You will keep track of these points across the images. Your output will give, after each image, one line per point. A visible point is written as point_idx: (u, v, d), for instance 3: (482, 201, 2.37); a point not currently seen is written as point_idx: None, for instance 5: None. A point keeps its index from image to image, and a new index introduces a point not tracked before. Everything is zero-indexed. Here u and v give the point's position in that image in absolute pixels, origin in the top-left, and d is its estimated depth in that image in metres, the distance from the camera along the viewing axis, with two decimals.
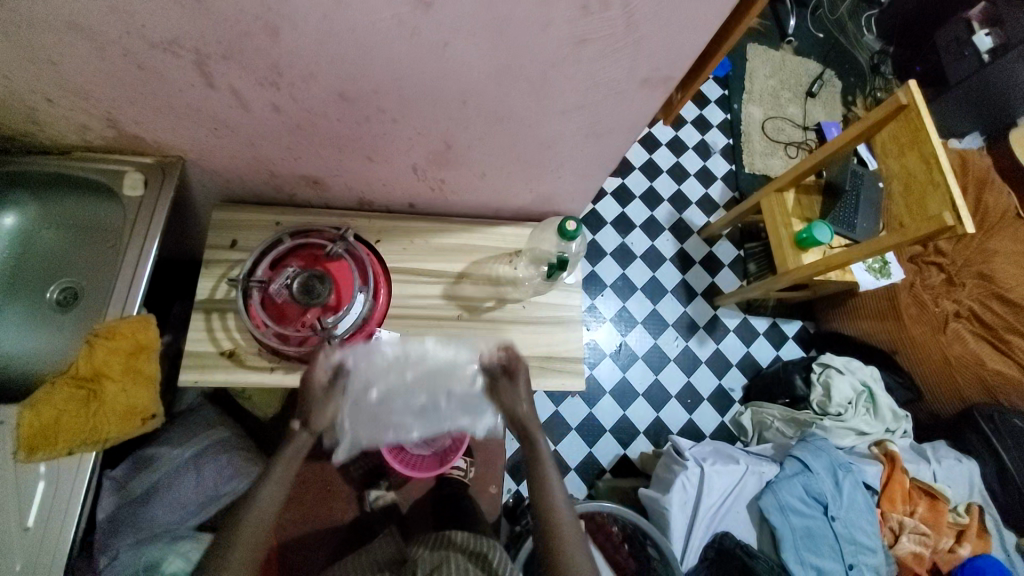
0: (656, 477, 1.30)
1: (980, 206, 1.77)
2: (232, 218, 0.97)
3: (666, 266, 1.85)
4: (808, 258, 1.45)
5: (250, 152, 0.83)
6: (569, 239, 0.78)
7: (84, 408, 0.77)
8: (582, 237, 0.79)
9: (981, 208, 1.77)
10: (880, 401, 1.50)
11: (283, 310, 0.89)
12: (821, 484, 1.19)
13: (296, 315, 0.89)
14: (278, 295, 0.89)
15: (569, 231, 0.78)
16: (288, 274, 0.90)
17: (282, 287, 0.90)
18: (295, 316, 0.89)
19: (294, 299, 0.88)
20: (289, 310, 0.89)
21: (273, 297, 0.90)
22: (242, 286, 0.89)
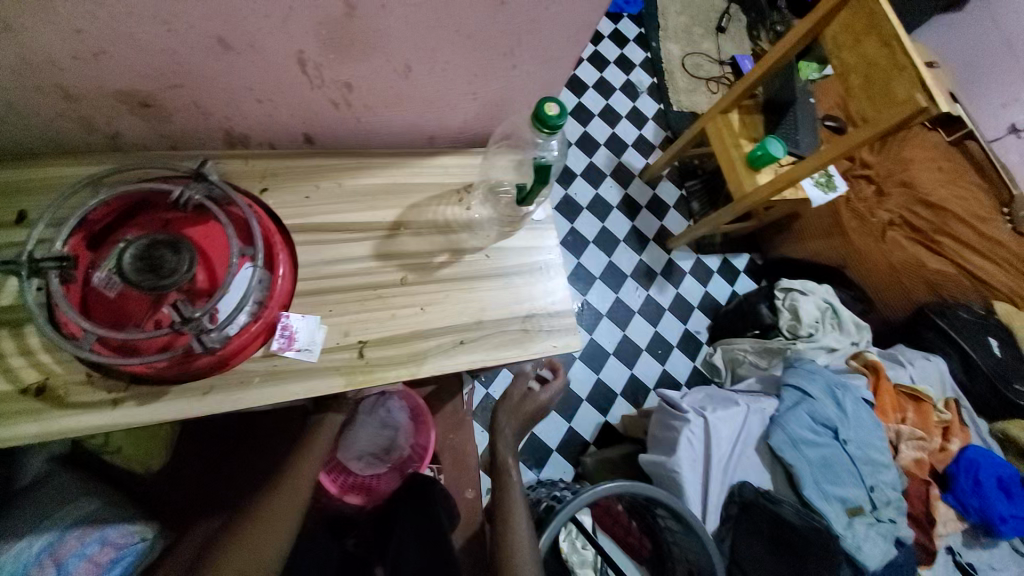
0: (652, 438, 1.13)
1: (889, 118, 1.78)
2: (17, 179, 0.61)
3: (614, 214, 1.71)
4: (762, 178, 1.37)
5: (6, 45, 0.49)
6: (549, 129, 0.55)
7: None
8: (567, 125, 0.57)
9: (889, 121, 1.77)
10: (844, 315, 1.48)
11: (119, 306, 0.56)
12: (825, 409, 1.11)
13: (142, 310, 0.56)
14: (105, 285, 0.56)
15: (550, 118, 0.55)
16: (118, 248, 0.57)
17: (111, 274, 0.56)
18: (141, 312, 0.56)
19: (133, 287, 0.56)
20: (129, 304, 0.56)
21: (98, 289, 0.56)
22: (28, 273, 0.54)
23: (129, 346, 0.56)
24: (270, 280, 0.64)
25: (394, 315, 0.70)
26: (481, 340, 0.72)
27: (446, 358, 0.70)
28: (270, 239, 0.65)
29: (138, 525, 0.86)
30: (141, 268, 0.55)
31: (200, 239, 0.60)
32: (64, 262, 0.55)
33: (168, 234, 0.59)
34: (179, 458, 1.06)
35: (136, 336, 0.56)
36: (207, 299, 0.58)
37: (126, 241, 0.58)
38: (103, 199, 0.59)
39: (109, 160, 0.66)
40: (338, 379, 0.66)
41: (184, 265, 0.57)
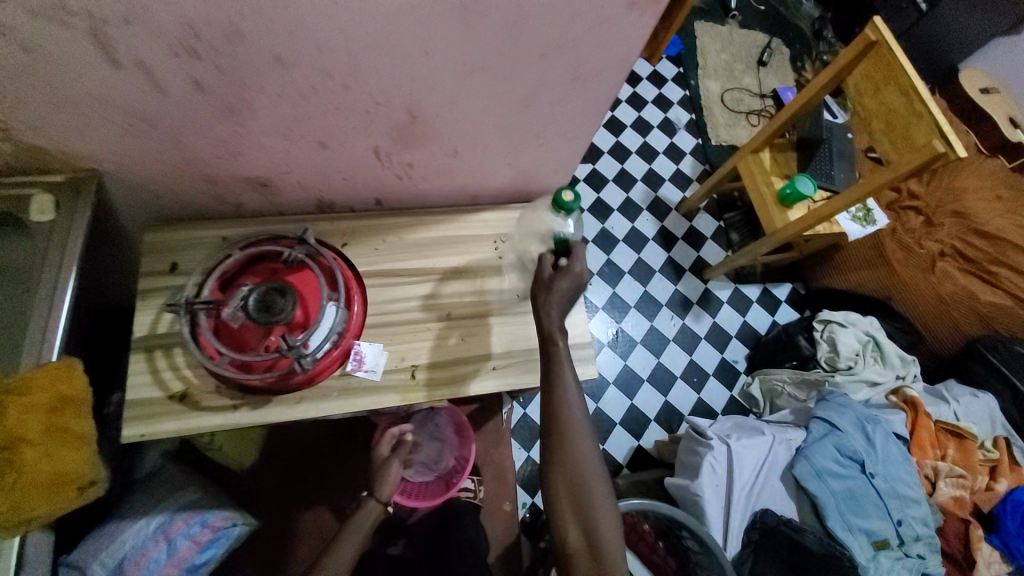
0: (679, 463, 1.20)
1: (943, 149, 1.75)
2: (170, 238, 0.83)
3: (650, 246, 1.80)
4: (794, 214, 1.41)
5: (178, 152, 0.71)
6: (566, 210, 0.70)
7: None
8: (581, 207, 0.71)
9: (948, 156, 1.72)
10: (886, 349, 1.47)
11: (242, 334, 0.76)
12: (852, 441, 1.14)
13: (258, 338, 0.76)
14: (233, 319, 0.76)
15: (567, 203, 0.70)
16: (242, 292, 0.77)
17: (237, 310, 0.76)
18: (256, 339, 0.75)
19: (252, 320, 0.75)
20: (249, 333, 0.76)
21: (227, 322, 0.76)
22: (187, 312, 0.75)
23: (246, 365, 0.75)
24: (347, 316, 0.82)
25: (443, 346, 0.85)
26: (514, 367, 0.86)
27: (484, 382, 0.85)
28: (348, 284, 0.84)
29: (230, 511, 1.07)
30: (258, 306, 0.74)
31: (299, 286, 0.79)
32: (209, 304, 0.76)
33: (277, 281, 0.78)
34: (266, 457, 1.27)
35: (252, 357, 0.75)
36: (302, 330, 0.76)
37: (248, 287, 0.78)
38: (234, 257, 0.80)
39: (232, 224, 0.86)
40: (397, 396, 0.82)
41: (288, 305, 0.76)
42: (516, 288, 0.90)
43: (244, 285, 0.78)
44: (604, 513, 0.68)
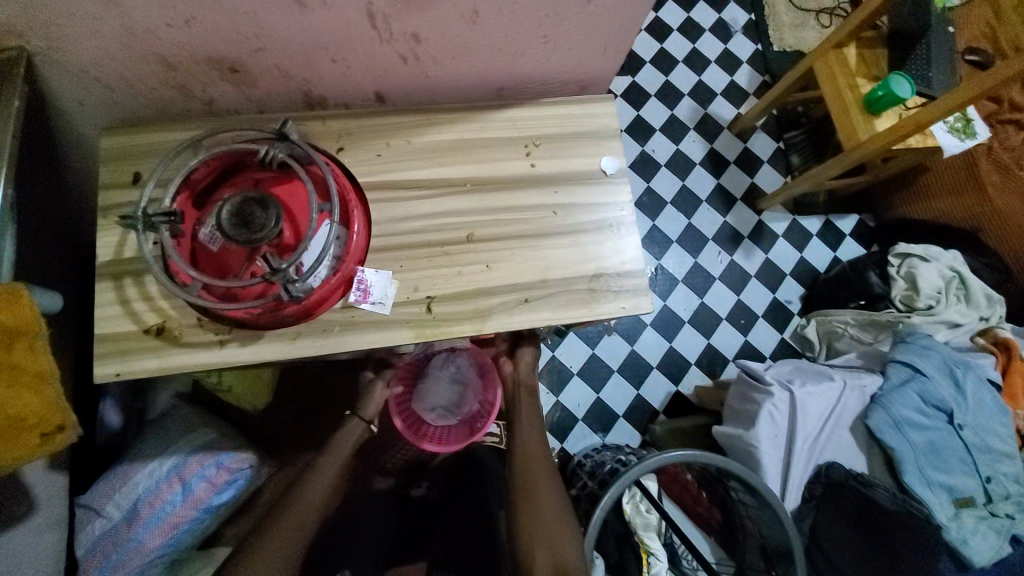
0: (729, 411, 1.07)
1: None
2: (134, 144, 0.69)
3: (695, 172, 1.58)
4: (881, 124, 1.19)
5: (116, 21, 0.54)
6: None
7: None
8: None
9: None
10: (974, 287, 1.27)
11: (222, 258, 0.63)
12: (939, 389, 0.98)
13: (242, 262, 0.63)
14: (210, 240, 0.63)
15: None
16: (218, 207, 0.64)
17: (214, 230, 0.63)
18: (240, 264, 0.63)
19: (230, 240, 0.61)
20: (231, 257, 0.63)
21: (204, 243, 0.64)
22: (144, 224, 0.61)
23: (232, 295, 0.63)
24: (346, 237, 0.67)
25: (460, 275, 0.70)
26: (549, 299, 0.71)
27: (511, 316, 0.70)
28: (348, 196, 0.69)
29: (247, 453, 0.99)
30: (235, 222, 0.60)
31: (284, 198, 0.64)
32: (172, 216, 0.62)
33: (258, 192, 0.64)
34: (277, 397, 1.20)
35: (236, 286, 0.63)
36: (292, 252, 0.63)
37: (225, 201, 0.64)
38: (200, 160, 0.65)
39: (197, 126, 0.71)
40: (409, 331, 0.68)
41: (269, 219, 0.61)
42: (551, 204, 0.74)
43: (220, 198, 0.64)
44: None
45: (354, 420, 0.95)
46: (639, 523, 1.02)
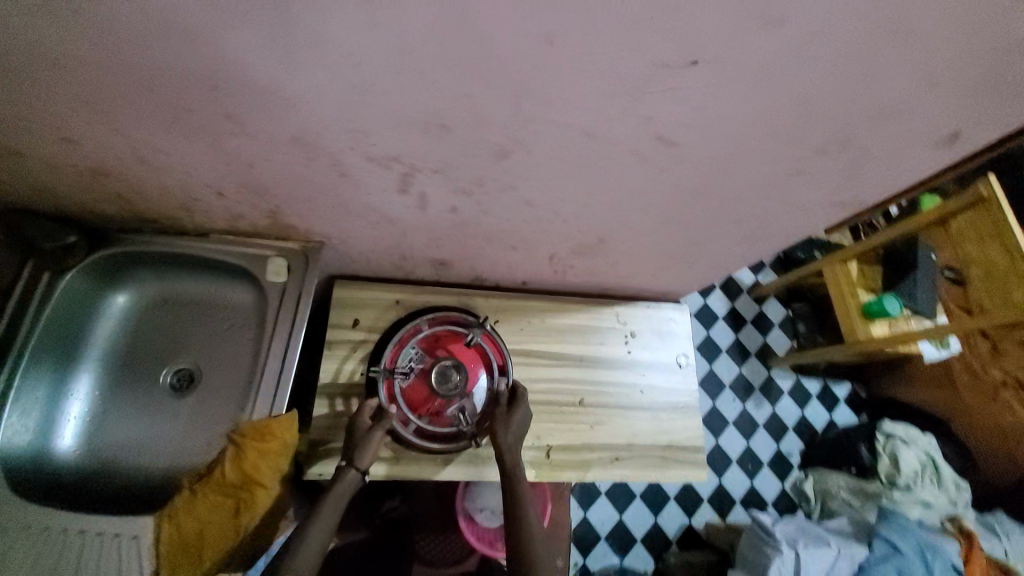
0: (743, 557, 1.28)
1: None
2: (350, 294, 0.95)
3: (719, 325, 1.87)
4: (878, 330, 1.49)
5: (396, 240, 0.83)
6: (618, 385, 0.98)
7: (231, 517, 0.70)
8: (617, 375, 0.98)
9: None
10: (944, 473, 1.52)
11: (409, 394, 0.88)
12: (912, 568, 1.21)
13: (423, 398, 0.87)
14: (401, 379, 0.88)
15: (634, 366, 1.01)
16: (411, 354, 0.90)
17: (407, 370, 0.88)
18: (421, 400, 0.87)
19: (425, 384, 0.88)
20: (417, 394, 0.88)
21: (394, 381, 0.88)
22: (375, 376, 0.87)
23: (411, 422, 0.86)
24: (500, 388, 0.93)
25: (562, 430, 0.95)
26: (636, 460, 0.96)
27: (606, 470, 0.95)
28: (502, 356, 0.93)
29: None
30: (434, 373, 0.88)
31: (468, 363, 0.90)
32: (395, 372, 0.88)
33: (444, 351, 0.90)
34: None
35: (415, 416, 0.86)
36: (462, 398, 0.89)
37: (416, 350, 0.90)
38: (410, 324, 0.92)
39: (403, 288, 0.98)
40: (531, 471, 0.91)
41: (458, 377, 0.88)
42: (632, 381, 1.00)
43: (413, 347, 0.90)
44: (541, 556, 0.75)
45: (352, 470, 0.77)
46: None
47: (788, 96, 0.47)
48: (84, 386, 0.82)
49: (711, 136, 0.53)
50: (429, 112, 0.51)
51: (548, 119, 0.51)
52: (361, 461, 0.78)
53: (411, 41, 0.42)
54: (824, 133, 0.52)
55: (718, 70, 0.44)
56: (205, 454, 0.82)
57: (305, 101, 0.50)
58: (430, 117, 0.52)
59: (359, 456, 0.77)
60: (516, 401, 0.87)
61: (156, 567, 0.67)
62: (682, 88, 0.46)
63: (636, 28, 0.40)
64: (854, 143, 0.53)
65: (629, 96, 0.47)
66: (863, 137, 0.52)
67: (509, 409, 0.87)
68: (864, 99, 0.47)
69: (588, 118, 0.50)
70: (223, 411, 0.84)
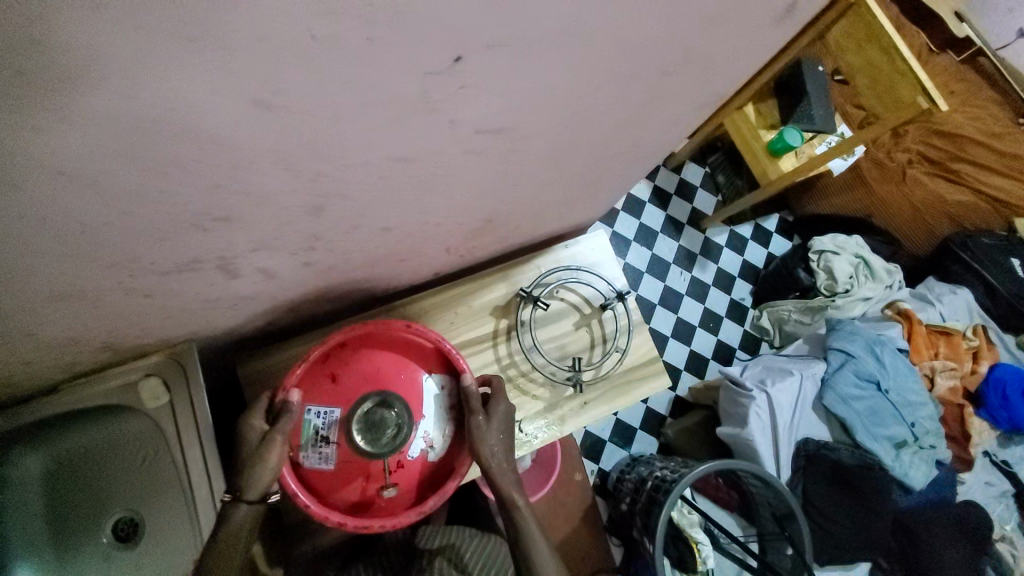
0: (727, 413, 1.38)
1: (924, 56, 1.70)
2: (259, 369, 0.86)
3: (648, 208, 1.84)
4: (783, 164, 1.50)
5: (271, 306, 0.73)
6: (566, 334, 0.98)
7: None
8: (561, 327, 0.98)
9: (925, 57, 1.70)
10: (874, 265, 1.65)
11: (343, 471, 0.70)
12: (866, 365, 1.33)
13: (364, 463, 0.71)
14: (322, 462, 0.70)
15: (576, 307, 0.99)
16: (317, 423, 0.71)
17: (323, 441, 0.70)
18: (364, 468, 0.70)
19: (357, 447, 0.70)
20: (353, 465, 0.70)
21: (316, 468, 0.70)
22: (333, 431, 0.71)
23: (362, 503, 0.71)
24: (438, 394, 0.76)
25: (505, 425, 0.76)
26: (603, 396, 0.98)
27: (580, 417, 0.96)
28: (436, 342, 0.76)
29: None
30: (361, 430, 0.70)
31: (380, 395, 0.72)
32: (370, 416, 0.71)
33: (354, 390, 0.73)
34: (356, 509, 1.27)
35: (367, 489, 0.71)
36: (415, 430, 0.73)
37: (317, 414, 0.71)
38: (283, 384, 0.71)
39: (307, 340, 0.88)
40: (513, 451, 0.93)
41: (394, 411, 0.72)
42: (613, 306, 0.99)
43: (310, 411, 0.71)
44: None
45: (239, 504, 0.65)
46: (698, 534, 1.25)
47: (601, 41, 0.38)
48: None
49: (541, 107, 0.44)
50: (192, 214, 0.39)
51: (342, 166, 0.41)
52: (251, 489, 0.66)
53: (97, 172, 0.31)
54: (659, 55, 0.43)
55: (502, 52, 0.34)
56: None
57: (31, 267, 0.38)
58: (196, 218, 0.40)
59: (246, 483, 0.65)
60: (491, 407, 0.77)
61: None
62: (472, 82, 0.36)
63: (371, 51, 0.29)
64: (695, 53, 0.45)
65: (417, 113, 0.37)
66: (703, 44, 0.44)
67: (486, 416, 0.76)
68: (685, 15, 0.39)
69: (387, 147, 0.40)
70: (177, 542, 0.77)
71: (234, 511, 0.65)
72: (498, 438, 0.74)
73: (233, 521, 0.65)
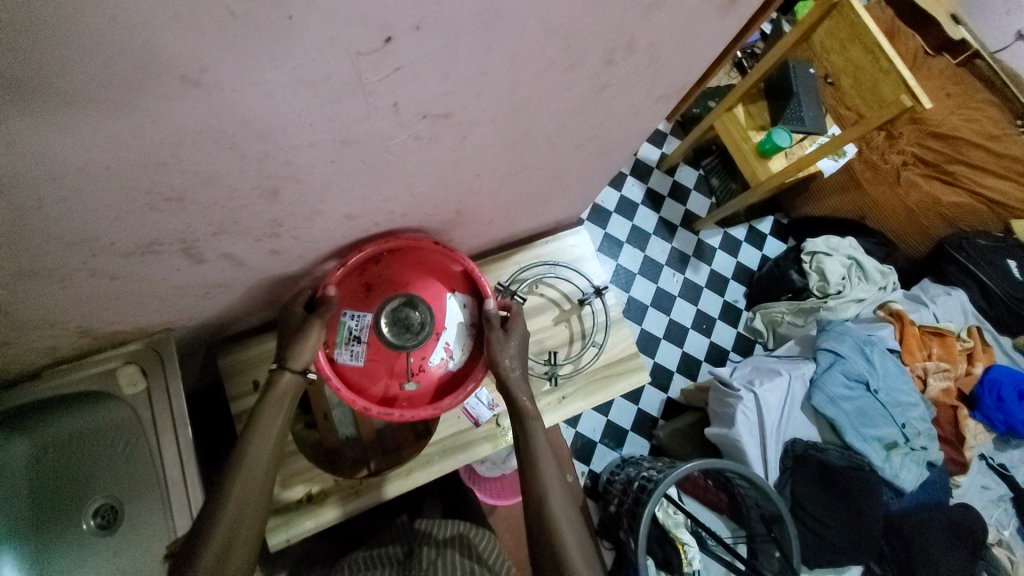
0: (715, 414, 1.36)
1: (917, 59, 1.71)
2: (240, 361, 0.87)
3: (641, 210, 1.83)
4: (773, 165, 1.49)
5: (247, 295, 0.75)
6: (546, 330, 0.99)
7: None
8: (540, 324, 0.99)
9: (918, 61, 1.71)
10: (868, 267, 1.63)
11: (373, 364, 0.78)
12: (855, 366, 1.32)
13: (391, 358, 0.79)
14: (354, 359, 0.77)
15: (554, 304, 1.00)
16: (352, 323, 0.77)
17: (356, 341, 0.77)
18: (390, 363, 0.79)
19: (386, 343, 0.79)
20: (382, 360, 0.79)
21: (348, 364, 0.77)
22: (364, 331, 0.78)
23: (385, 400, 0.79)
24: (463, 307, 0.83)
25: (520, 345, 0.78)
26: (581, 391, 0.98)
27: (557, 412, 0.97)
28: (463, 265, 0.81)
29: None
30: (391, 326, 0.78)
31: (411, 301, 0.80)
32: (399, 319, 0.79)
33: (386, 294, 0.79)
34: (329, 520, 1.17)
35: (390, 387, 0.79)
36: (438, 341, 0.81)
37: (352, 315, 0.77)
38: (327, 284, 0.73)
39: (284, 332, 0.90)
40: (488, 444, 0.95)
41: (421, 313, 0.80)
42: (591, 302, 1.00)
43: (345, 314, 0.77)
44: (568, 520, 0.62)
45: (285, 374, 0.68)
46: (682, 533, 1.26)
47: (533, 28, 0.39)
48: None
49: (484, 93, 0.45)
50: (144, 192, 0.41)
51: (288, 148, 0.42)
52: (296, 360, 0.69)
53: (37, 144, 0.32)
54: (599, 44, 0.45)
55: (430, 34, 0.35)
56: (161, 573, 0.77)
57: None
58: (148, 197, 0.42)
59: (291, 355, 0.69)
60: (508, 324, 0.80)
61: None
62: (404, 65, 0.37)
63: (293, 30, 0.31)
64: (636, 41, 0.47)
65: (355, 95, 0.39)
66: (643, 33, 0.46)
67: (504, 332, 0.79)
68: (617, 1, 0.40)
69: (330, 130, 0.42)
70: (151, 534, 0.77)
71: (280, 381, 0.68)
72: (513, 355, 0.77)
73: (279, 388, 0.68)
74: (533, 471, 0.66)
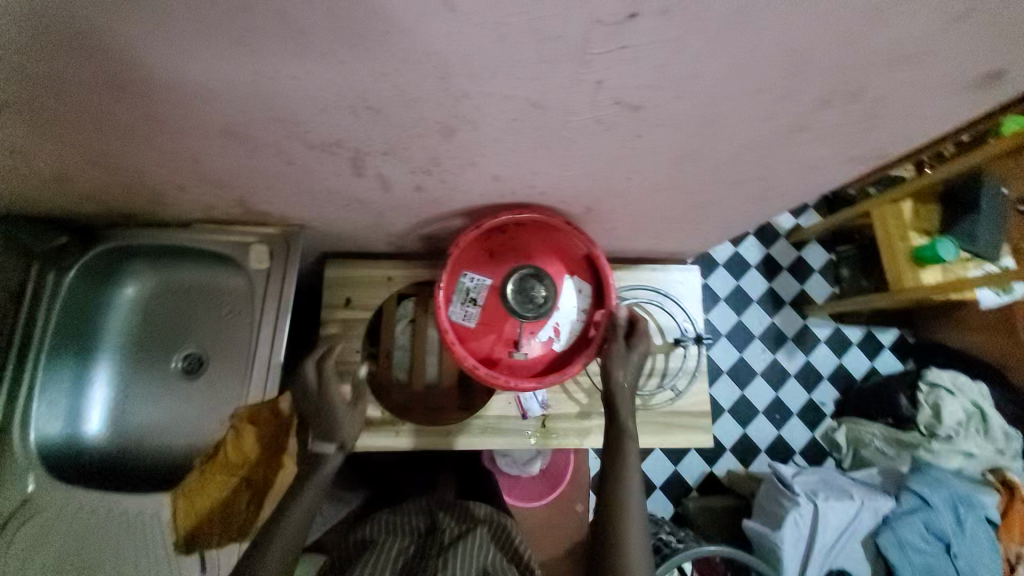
0: (758, 506, 1.25)
1: None
2: (345, 276, 0.94)
3: (751, 273, 1.72)
4: (926, 276, 1.34)
5: (374, 220, 0.80)
6: None
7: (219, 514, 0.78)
8: None
9: None
10: (993, 422, 1.41)
11: (485, 325, 0.81)
12: (941, 521, 1.16)
13: (504, 325, 0.81)
14: (467, 317, 0.80)
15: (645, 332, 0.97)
16: (469, 283, 0.80)
17: (472, 302, 0.80)
18: (501, 327, 0.81)
19: (502, 308, 0.81)
20: (494, 322, 0.81)
21: (460, 321, 0.80)
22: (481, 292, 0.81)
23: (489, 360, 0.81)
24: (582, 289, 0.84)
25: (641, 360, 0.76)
26: (642, 426, 0.94)
27: None
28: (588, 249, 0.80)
29: None
30: (511, 295, 0.80)
31: (534, 274, 0.81)
32: (520, 288, 0.81)
33: (512, 262, 0.82)
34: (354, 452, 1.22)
35: (495, 349, 0.81)
36: (549, 318, 0.82)
37: (471, 277, 0.80)
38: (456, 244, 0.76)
39: (388, 265, 0.95)
40: (529, 440, 0.93)
41: (544, 288, 0.81)
42: (687, 346, 0.96)
43: (465, 275, 0.80)
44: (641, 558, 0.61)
45: (333, 451, 0.76)
46: None
47: (770, 45, 0.38)
48: (103, 375, 0.86)
49: (685, 96, 0.44)
50: (353, 94, 0.45)
51: (485, 93, 0.44)
52: (337, 434, 0.77)
53: (300, 23, 0.36)
54: (824, 82, 0.42)
55: (673, 20, 0.35)
56: (215, 431, 0.86)
57: (220, 95, 0.46)
58: (354, 100, 0.46)
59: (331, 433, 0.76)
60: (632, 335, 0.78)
61: (175, 540, 0.76)
62: (632, 45, 0.38)
63: None
64: (865, 91, 0.43)
65: (572, 61, 0.39)
66: (877, 84, 0.43)
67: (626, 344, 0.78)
68: (871, 42, 0.37)
69: (530, 87, 0.43)
70: (223, 394, 0.87)
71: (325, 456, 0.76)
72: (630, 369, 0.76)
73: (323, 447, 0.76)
74: (617, 498, 0.66)
